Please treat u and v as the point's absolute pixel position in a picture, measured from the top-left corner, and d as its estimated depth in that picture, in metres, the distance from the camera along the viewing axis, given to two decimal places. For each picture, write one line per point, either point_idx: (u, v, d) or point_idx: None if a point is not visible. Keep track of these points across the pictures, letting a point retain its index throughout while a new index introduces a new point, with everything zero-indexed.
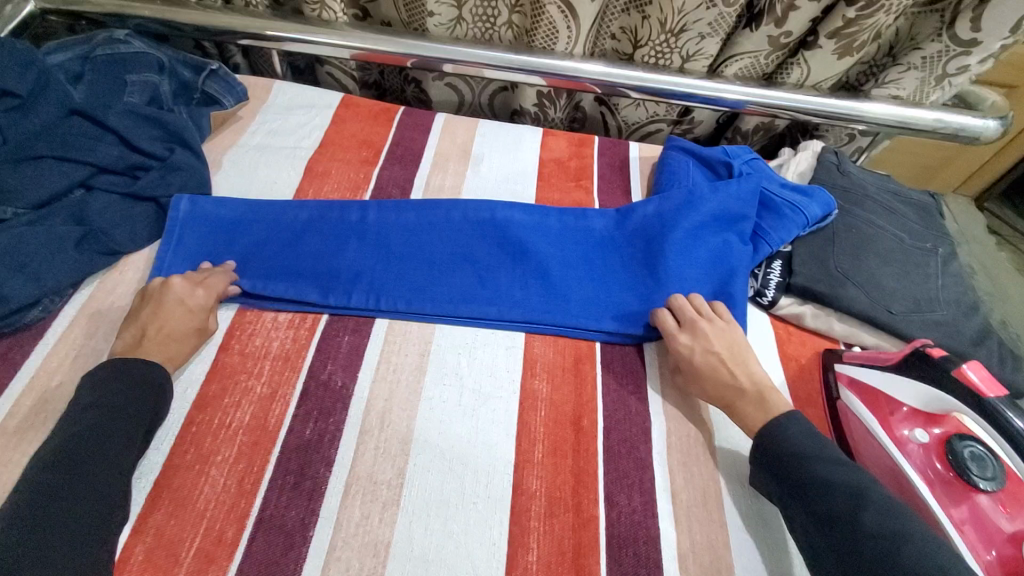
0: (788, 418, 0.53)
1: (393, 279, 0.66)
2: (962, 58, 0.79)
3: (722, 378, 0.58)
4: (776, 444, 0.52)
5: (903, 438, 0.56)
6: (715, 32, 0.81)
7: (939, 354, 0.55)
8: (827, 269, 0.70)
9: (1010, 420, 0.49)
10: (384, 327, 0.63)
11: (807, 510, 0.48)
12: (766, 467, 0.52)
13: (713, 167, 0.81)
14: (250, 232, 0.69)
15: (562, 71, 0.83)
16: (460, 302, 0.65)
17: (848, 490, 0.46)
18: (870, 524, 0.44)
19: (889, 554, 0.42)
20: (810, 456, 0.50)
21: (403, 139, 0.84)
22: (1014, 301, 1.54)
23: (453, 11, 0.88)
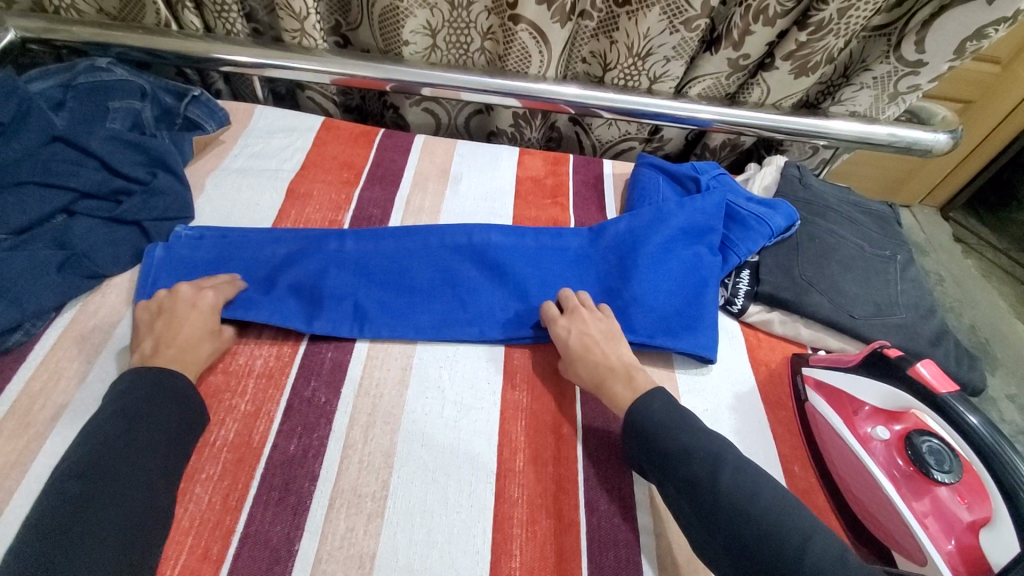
0: (653, 393, 0.56)
1: (376, 301, 0.67)
2: (911, 78, 0.84)
3: (596, 358, 0.60)
4: (643, 417, 0.54)
5: (866, 436, 0.59)
6: (679, 55, 0.85)
7: (895, 354, 0.58)
8: (791, 277, 0.73)
9: (964, 416, 0.52)
10: (366, 346, 0.64)
11: (674, 479, 0.50)
12: (635, 442, 0.54)
13: (681, 182, 0.84)
14: (228, 261, 0.68)
15: (536, 94, 0.87)
16: (442, 317, 0.67)
17: (705, 458, 0.49)
18: (725, 486, 0.47)
19: (746, 510, 0.46)
20: (671, 427, 0.52)
21: (384, 160, 0.86)
22: (980, 306, 1.60)
23: (429, 39, 0.91)
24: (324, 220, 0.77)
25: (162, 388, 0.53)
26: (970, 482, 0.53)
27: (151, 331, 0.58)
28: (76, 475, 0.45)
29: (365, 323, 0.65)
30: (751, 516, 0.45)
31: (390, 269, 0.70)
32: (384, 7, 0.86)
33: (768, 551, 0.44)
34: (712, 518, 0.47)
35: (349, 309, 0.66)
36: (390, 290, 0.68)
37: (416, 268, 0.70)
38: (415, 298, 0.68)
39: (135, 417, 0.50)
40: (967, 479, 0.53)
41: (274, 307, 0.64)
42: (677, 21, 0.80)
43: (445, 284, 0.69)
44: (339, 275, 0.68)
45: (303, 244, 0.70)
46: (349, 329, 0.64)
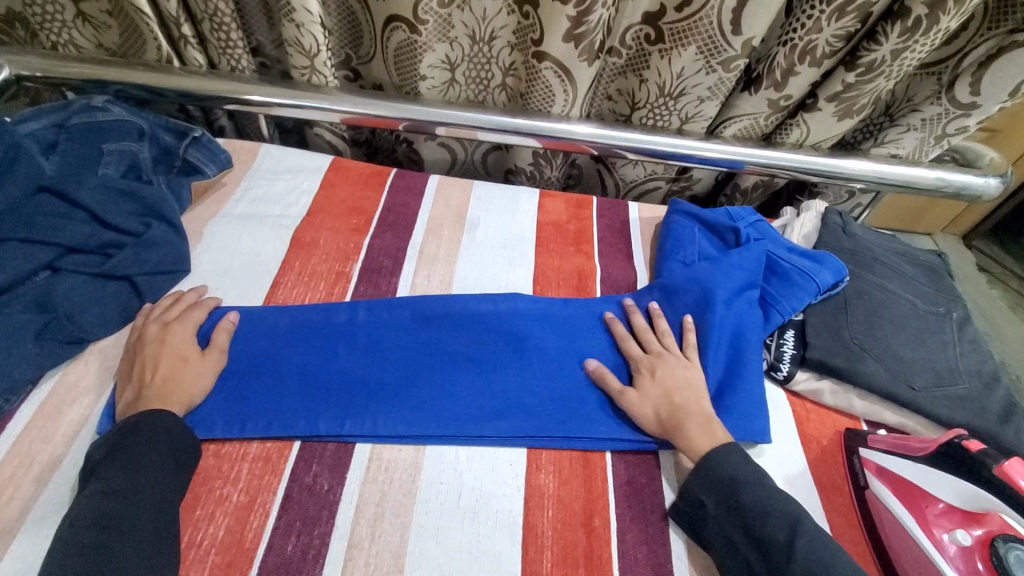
0: (730, 447, 0.55)
1: (389, 394, 0.60)
2: (961, 120, 0.78)
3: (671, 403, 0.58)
4: (724, 463, 0.53)
5: (941, 540, 0.51)
6: (714, 96, 0.79)
7: (976, 447, 0.52)
8: (842, 340, 0.67)
9: None
10: (366, 454, 0.56)
11: (744, 535, 0.50)
12: (701, 491, 0.53)
13: (720, 233, 0.78)
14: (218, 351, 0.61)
15: (557, 134, 0.82)
16: (466, 412, 0.59)
17: (784, 519, 0.49)
18: (801, 553, 0.47)
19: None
20: (751, 482, 0.52)
21: (395, 204, 0.80)
22: (1010, 342, 1.54)
23: (447, 74, 0.86)
24: (331, 271, 0.71)
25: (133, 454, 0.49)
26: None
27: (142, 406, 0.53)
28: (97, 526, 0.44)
29: (376, 420, 0.57)
30: None
31: (404, 347, 0.64)
32: (399, 40, 0.81)
33: None
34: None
35: (360, 409, 0.58)
36: (406, 371, 0.62)
37: (434, 345, 0.64)
38: (433, 386, 0.61)
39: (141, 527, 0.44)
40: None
41: (274, 414, 0.57)
42: (715, 61, 0.74)
43: (467, 360, 0.63)
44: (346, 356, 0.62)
45: (311, 316, 0.65)
46: (353, 430, 0.56)
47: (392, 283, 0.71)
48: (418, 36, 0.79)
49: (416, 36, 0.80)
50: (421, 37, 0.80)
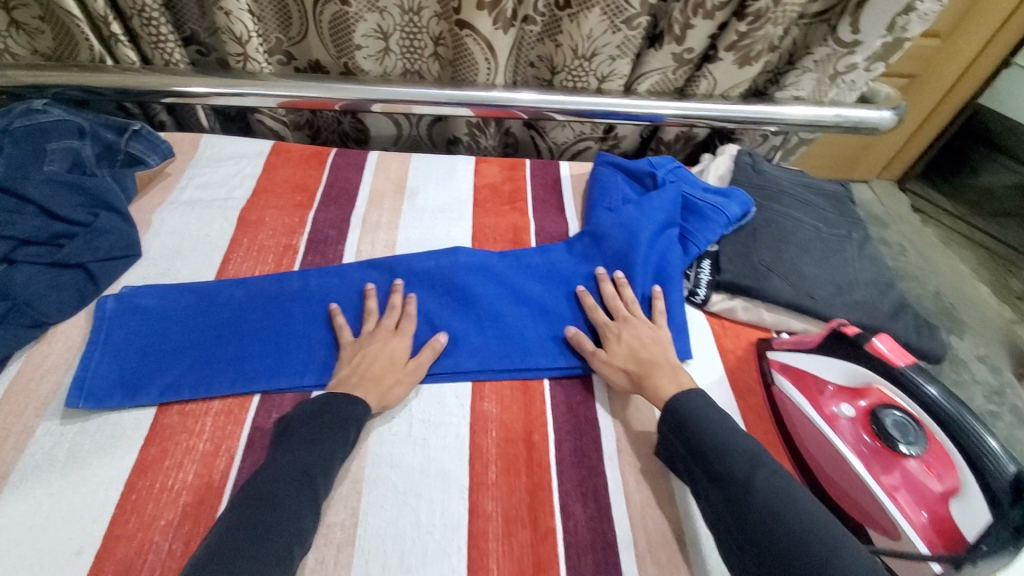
0: (697, 392, 0.57)
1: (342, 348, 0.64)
2: (848, 58, 0.85)
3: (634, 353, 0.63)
4: (685, 410, 0.55)
5: (833, 416, 0.59)
6: (624, 54, 0.86)
7: (853, 331, 0.59)
8: (752, 264, 0.74)
9: (923, 387, 0.54)
10: None
11: (707, 472, 0.51)
12: (674, 435, 0.55)
13: (640, 180, 0.84)
14: (177, 324, 0.65)
15: (494, 102, 0.87)
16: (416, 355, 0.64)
17: (744, 457, 0.51)
18: (759, 485, 0.48)
19: (775, 508, 0.47)
20: (711, 424, 0.54)
21: (337, 179, 0.85)
22: (942, 274, 1.65)
23: (381, 43, 0.89)
24: (279, 245, 0.75)
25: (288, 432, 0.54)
26: (937, 452, 0.53)
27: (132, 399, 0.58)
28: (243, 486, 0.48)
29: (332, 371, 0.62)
30: (782, 514, 0.46)
31: (353, 306, 0.68)
32: (333, 12, 0.85)
33: (785, 543, 0.45)
34: (741, 520, 0.47)
35: (316, 362, 0.63)
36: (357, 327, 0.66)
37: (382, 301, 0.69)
38: None
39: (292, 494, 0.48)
40: (931, 451, 0.53)
41: (236, 373, 0.61)
42: (618, 20, 0.80)
43: (414, 311, 0.68)
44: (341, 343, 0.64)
45: (263, 285, 0.69)
46: (312, 379, 0.61)
47: (338, 251, 0.76)
48: (350, 6, 0.83)
49: (348, 7, 0.83)
50: (353, 7, 0.83)
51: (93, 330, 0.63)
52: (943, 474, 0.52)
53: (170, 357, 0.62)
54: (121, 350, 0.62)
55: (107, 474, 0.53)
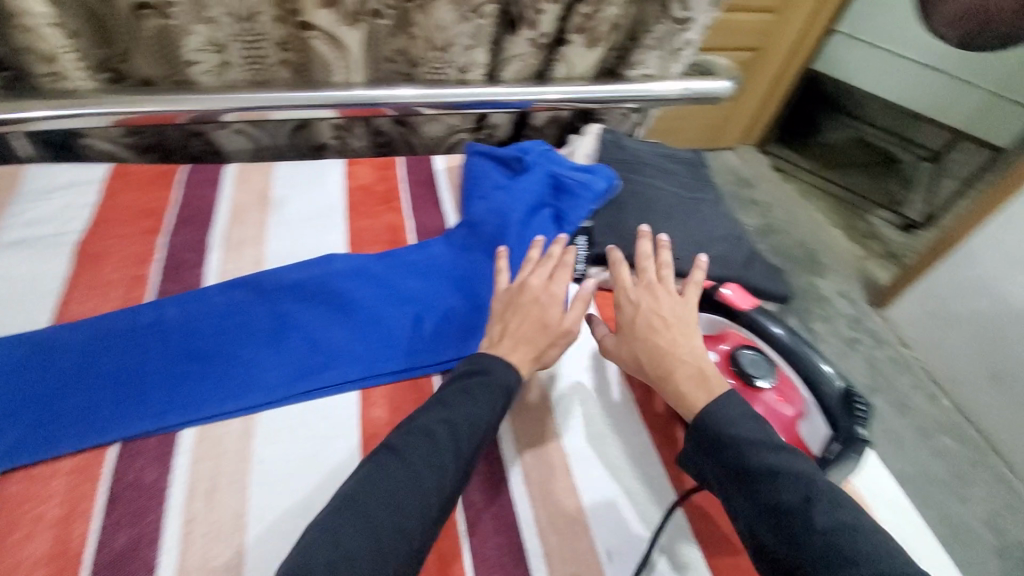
0: (726, 403, 0.54)
1: (211, 378, 0.59)
2: (682, 34, 0.93)
3: (643, 335, 0.60)
4: (724, 423, 0.52)
5: None
6: (478, 43, 0.87)
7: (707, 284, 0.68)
8: (619, 234, 0.79)
9: (770, 327, 0.62)
10: (193, 437, 0.56)
11: (753, 500, 0.48)
12: (710, 454, 0.52)
13: (510, 165, 0.86)
14: (7, 381, 0.57)
15: (364, 100, 0.85)
16: (295, 370, 0.61)
17: (799, 482, 0.47)
18: (822, 518, 0.45)
19: (839, 545, 0.44)
20: (754, 443, 0.50)
21: (191, 198, 0.78)
22: (802, 224, 1.84)
23: (218, 56, 0.84)
24: (127, 276, 0.68)
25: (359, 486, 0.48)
26: (784, 381, 0.60)
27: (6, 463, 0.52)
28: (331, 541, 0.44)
29: (200, 405, 0.57)
30: (846, 554, 0.43)
31: (220, 330, 0.63)
32: (155, 26, 0.78)
33: None
34: (796, 557, 0.45)
35: (181, 397, 0.58)
36: (227, 352, 0.62)
37: (252, 321, 0.64)
38: (257, 357, 0.62)
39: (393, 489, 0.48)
40: (780, 380, 0.60)
41: (85, 425, 0.55)
42: (466, 10, 0.82)
43: (289, 325, 0.65)
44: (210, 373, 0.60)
45: (111, 323, 0.62)
46: (177, 418, 0.56)
47: (199, 274, 0.70)
48: (173, 19, 0.77)
49: (171, 20, 0.77)
50: (175, 19, 0.78)
51: None
52: (790, 399, 0.60)
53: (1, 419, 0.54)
54: None
55: None
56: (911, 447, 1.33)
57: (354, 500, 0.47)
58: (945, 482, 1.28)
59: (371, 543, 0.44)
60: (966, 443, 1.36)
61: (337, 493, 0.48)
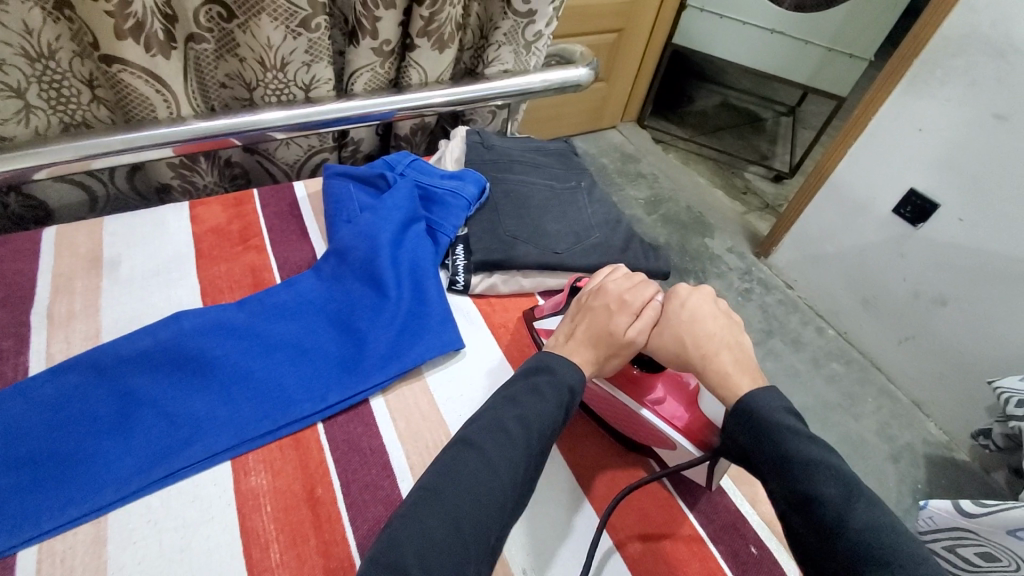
0: (767, 392, 0.53)
1: (45, 485, 0.51)
2: (531, 26, 0.92)
3: (683, 333, 0.59)
4: (770, 415, 0.51)
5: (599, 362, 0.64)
6: (317, 57, 0.81)
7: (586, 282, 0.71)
8: (498, 236, 0.77)
9: None
10: (29, 560, 0.47)
11: (791, 489, 0.49)
12: (747, 439, 0.52)
13: (375, 183, 0.82)
14: None
15: (202, 132, 0.76)
16: (152, 453, 0.54)
17: (837, 478, 0.47)
18: (857, 518, 0.46)
19: (873, 552, 0.44)
20: (799, 436, 0.50)
21: (1, 273, 0.67)
22: (688, 191, 1.94)
23: (17, 100, 0.72)
24: None
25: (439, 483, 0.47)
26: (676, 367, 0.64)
27: None
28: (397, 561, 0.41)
29: (35, 519, 0.49)
30: (882, 559, 0.44)
31: (48, 425, 0.54)
32: None
33: None
34: (829, 550, 0.46)
35: (8, 516, 0.49)
36: (62, 449, 0.53)
37: (90, 407, 0.56)
38: (102, 449, 0.54)
39: (470, 478, 0.47)
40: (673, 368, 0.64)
41: None
42: (294, 25, 0.76)
43: (140, 402, 0.57)
44: (42, 480, 0.51)
45: None
46: (4, 543, 0.47)
47: (20, 362, 0.60)
48: None
49: None
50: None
51: None
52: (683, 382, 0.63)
53: None
54: None
55: None
56: (809, 378, 1.45)
57: (434, 494, 0.46)
58: (840, 404, 1.42)
59: (452, 531, 0.44)
60: (853, 365, 1.51)
61: (415, 486, 0.48)
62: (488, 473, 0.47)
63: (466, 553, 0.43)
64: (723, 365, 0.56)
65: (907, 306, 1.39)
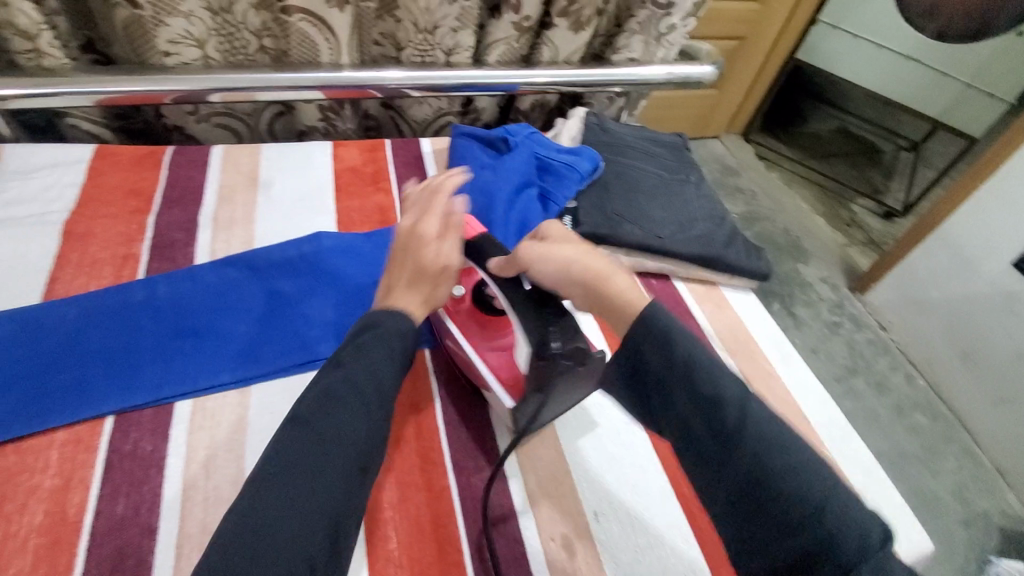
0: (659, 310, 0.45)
1: (205, 353, 0.61)
2: (666, 18, 0.95)
3: (561, 262, 0.50)
4: (673, 323, 0.44)
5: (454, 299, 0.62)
6: (464, 25, 0.88)
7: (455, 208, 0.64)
8: (606, 214, 0.81)
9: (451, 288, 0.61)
10: (187, 408, 0.57)
11: (693, 394, 0.43)
12: (648, 341, 0.44)
13: (496, 147, 0.87)
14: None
15: (346, 81, 0.84)
16: (290, 344, 0.63)
17: (737, 384, 0.43)
18: (749, 435, 0.41)
19: (765, 466, 0.40)
20: (693, 344, 0.44)
21: (179, 179, 0.78)
22: (786, 212, 1.88)
23: (197, 50, 0.82)
24: (116, 256, 0.69)
25: (269, 471, 0.41)
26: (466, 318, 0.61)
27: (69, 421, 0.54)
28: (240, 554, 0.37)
29: (196, 377, 0.59)
30: (772, 474, 0.40)
31: (211, 307, 0.64)
32: (125, 16, 0.76)
33: (785, 506, 0.40)
34: (729, 458, 0.42)
35: (174, 371, 0.59)
36: (220, 327, 0.63)
37: (244, 298, 0.66)
38: (251, 333, 0.63)
39: (326, 414, 0.44)
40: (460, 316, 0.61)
41: (80, 400, 0.55)
42: None
43: (282, 302, 0.67)
44: (203, 349, 0.61)
45: (101, 300, 0.62)
46: (173, 390, 0.57)
47: (189, 253, 0.71)
48: (142, 10, 0.75)
49: (141, 10, 0.75)
50: (146, 9, 0.75)
51: None
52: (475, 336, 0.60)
53: None
54: None
55: None
56: (887, 425, 1.37)
57: (267, 480, 0.41)
58: (919, 457, 1.32)
59: (288, 528, 0.39)
60: (939, 421, 1.40)
61: (248, 478, 0.41)
62: (345, 411, 0.44)
63: (312, 539, 0.39)
64: (617, 289, 0.48)
65: (1015, 368, 1.29)
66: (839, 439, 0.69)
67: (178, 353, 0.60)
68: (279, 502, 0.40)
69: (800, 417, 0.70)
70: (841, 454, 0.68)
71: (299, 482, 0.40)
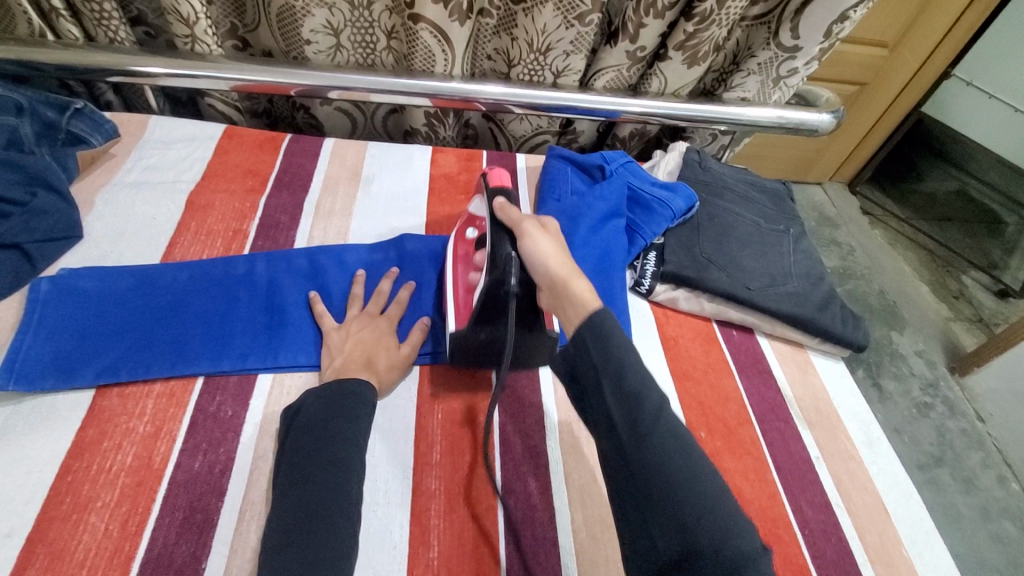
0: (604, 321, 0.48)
1: (291, 333, 0.64)
2: (789, 62, 0.90)
3: (545, 254, 0.54)
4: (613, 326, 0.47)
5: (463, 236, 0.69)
6: (578, 49, 0.88)
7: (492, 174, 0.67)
8: (693, 255, 0.78)
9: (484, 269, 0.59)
10: (268, 382, 0.61)
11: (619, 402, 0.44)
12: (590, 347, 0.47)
13: (590, 172, 0.87)
14: (119, 307, 0.63)
15: (456, 92, 0.87)
16: None
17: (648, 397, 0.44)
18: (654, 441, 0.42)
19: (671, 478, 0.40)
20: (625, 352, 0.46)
21: (291, 165, 0.84)
22: (885, 274, 1.74)
23: (331, 39, 0.90)
24: (228, 229, 0.75)
25: (307, 469, 0.49)
26: (465, 260, 0.66)
27: (166, 375, 0.59)
28: (284, 538, 0.44)
29: (279, 353, 0.63)
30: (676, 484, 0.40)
31: (302, 290, 0.69)
32: (281, 6, 0.84)
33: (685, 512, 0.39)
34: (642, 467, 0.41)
35: (263, 345, 0.63)
36: (306, 311, 0.67)
37: (331, 286, 0.70)
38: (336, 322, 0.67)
39: (320, 443, 0.50)
40: (462, 259, 0.67)
41: (178, 356, 0.60)
42: (571, 17, 0.83)
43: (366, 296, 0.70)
44: (289, 329, 0.65)
45: (209, 269, 0.68)
46: (259, 362, 0.62)
47: (290, 236, 0.76)
48: (296, 1, 0.83)
49: (295, 1, 0.83)
50: (299, 1, 0.83)
51: (25, 313, 0.60)
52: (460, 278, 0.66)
53: (110, 340, 0.60)
54: (57, 337, 0.59)
55: (41, 459, 0.52)
56: (969, 526, 1.22)
57: (287, 487, 0.48)
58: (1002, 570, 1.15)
59: (319, 515, 0.46)
60: None
61: (279, 481, 0.50)
62: (341, 440, 0.51)
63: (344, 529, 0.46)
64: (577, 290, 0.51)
65: None
66: (922, 542, 0.62)
67: (268, 329, 0.64)
68: (307, 498, 0.47)
69: (878, 509, 0.64)
70: (924, 560, 0.61)
71: (317, 479, 0.48)
